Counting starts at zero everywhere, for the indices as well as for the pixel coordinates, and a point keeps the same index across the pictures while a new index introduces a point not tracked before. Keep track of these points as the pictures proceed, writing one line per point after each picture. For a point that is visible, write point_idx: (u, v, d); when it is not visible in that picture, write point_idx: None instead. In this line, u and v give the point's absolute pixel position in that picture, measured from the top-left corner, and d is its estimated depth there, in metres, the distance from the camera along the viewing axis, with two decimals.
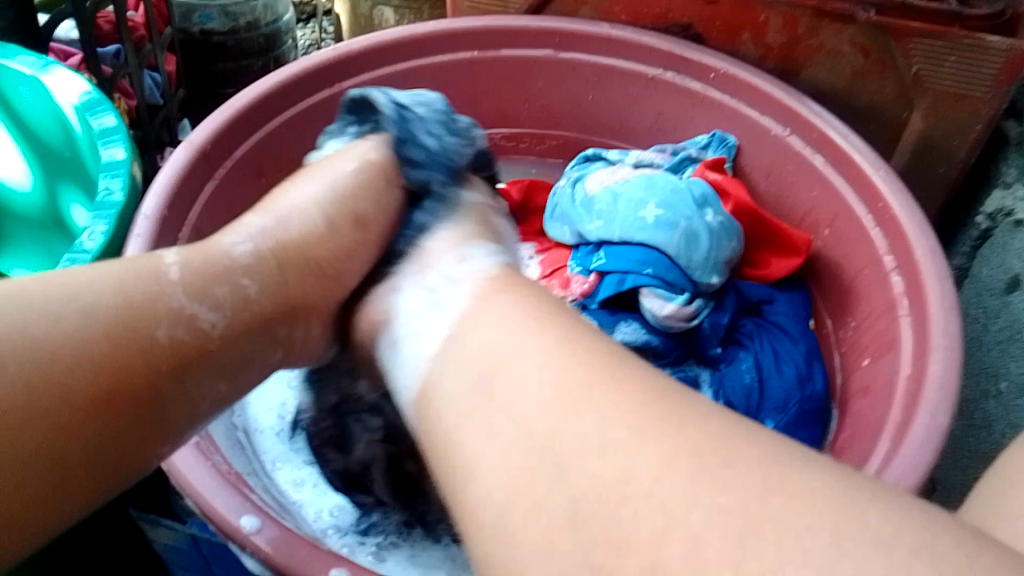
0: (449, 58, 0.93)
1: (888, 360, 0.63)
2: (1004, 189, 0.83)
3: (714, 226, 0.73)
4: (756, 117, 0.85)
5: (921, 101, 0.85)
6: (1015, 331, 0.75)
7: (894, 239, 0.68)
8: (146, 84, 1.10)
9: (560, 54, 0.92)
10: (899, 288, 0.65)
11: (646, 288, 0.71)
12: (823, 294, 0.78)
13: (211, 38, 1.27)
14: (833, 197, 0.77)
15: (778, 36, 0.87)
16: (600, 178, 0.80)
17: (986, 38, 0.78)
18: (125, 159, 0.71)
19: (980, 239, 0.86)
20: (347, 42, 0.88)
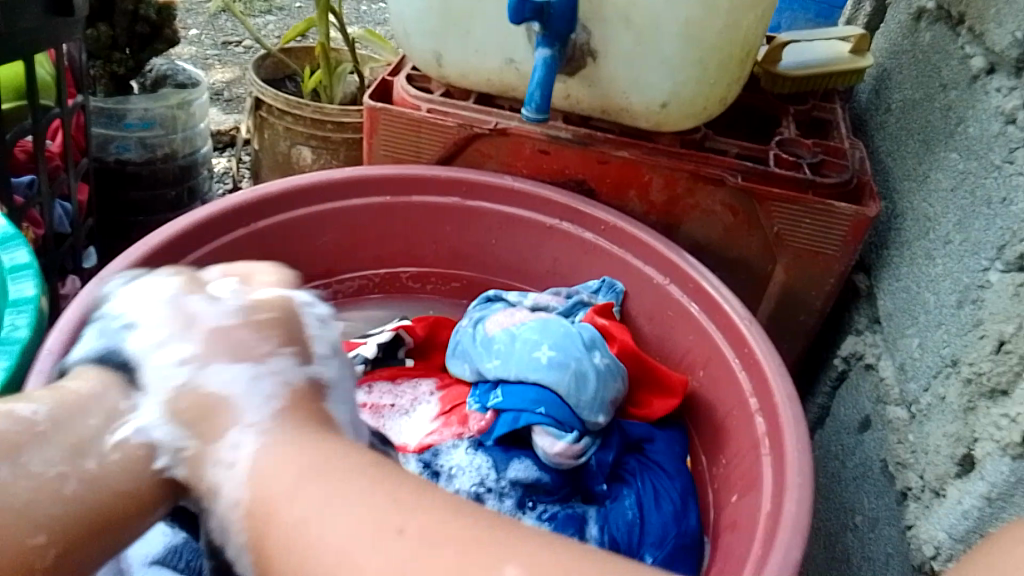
0: (363, 202, 0.99)
1: (752, 496, 0.69)
2: (856, 336, 0.94)
3: (601, 367, 0.79)
4: (640, 266, 0.94)
5: (783, 257, 0.95)
6: (867, 467, 0.82)
7: (758, 382, 0.75)
8: (56, 213, 1.12)
9: (467, 202, 1.00)
10: (762, 428, 0.72)
11: (539, 426, 0.76)
12: (699, 432, 0.85)
13: (125, 167, 1.31)
14: (707, 342, 0.85)
15: (660, 194, 0.98)
16: (499, 320, 0.86)
17: (834, 205, 0.90)
18: (34, 295, 0.74)
19: (837, 379, 0.96)
20: (265, 185, 0.94)
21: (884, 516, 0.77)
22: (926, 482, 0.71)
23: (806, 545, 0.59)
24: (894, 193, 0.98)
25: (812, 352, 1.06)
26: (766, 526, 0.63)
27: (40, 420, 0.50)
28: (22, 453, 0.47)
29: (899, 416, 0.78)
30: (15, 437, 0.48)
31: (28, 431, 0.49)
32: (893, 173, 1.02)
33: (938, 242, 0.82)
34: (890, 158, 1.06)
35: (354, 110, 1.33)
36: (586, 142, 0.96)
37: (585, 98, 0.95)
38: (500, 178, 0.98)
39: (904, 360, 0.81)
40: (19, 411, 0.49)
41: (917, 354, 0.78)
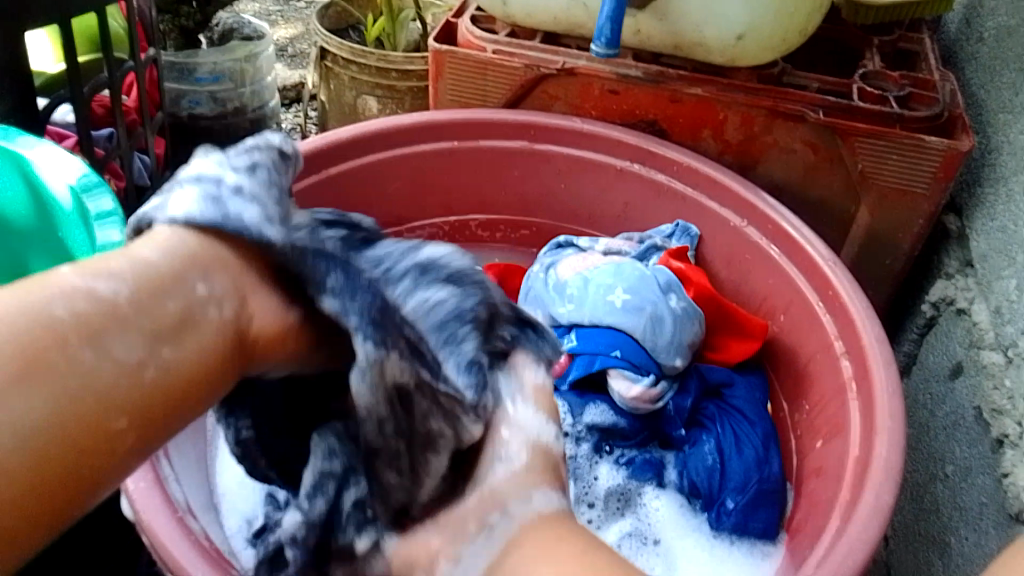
0: (431, 147, 0.98)
1: (838, 442, 0.67)
2: (947, 280, 0.90)
3: (678, 310, 0.77)
4: (716, 208, 0.90)
5: (868, 196, 0.91)
6: (959, 416, 0.79)
7: (843, 324, 0.72)
8: (135, 166, 1.14)
9: (536, 145, 0.98)
10: (848, 372, 0.70)
11: (615, 369, 0.75)
12: (780, 378, 0.83)
13: (199, 121, 1.32)
14: (788, 285, 0.82)
15: (736, 133, 0.94)
16: (572, 265, 0.84)
17: (924, 139, 0.85)
18: (118, 241, 0.76)
19: (926, 325, 0.92)
20: (335, 131, 0.94)
21: (978, 465, 0.74)
22: None
23: (899, 490, 0.57)
24: (989, 126, 0.92)
25: (898, 297, 1.02)
26: (856, 472, 0.61)
27: None
28: (103, 334, 0.38)
29: (996, 361, 0.74)
30: (92, 317, 0.38)
31: (109, 310, 0.39)
32: (989, 105, 0.95)
33: None
34: (985, 89, 0.99)
35: (418, 57, 1.32)
36: (658, 80, 0.92)
37: (655, 32, 0.91)
38: (569, 120, 0.95)
39: (1000, 304, 0.77)
40: (96, 290, 0.39)
41: (1014, 297, 0.74)
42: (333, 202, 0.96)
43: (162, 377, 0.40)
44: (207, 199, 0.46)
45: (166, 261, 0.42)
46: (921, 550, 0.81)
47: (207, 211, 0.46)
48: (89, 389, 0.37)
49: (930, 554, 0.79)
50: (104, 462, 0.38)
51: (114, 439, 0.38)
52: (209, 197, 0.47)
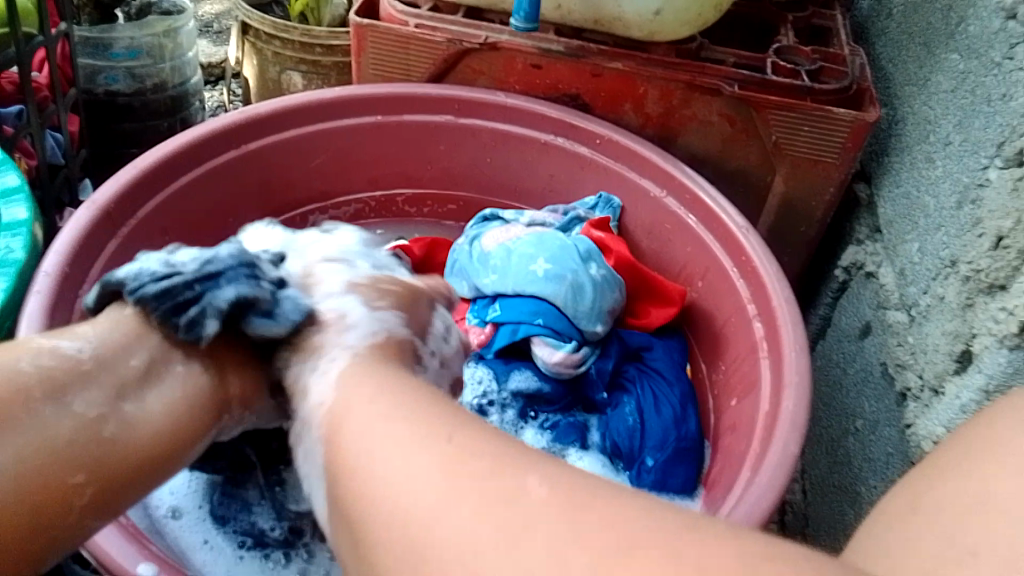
0: (355, 122, 0.97)
1: (750, 399, 0.70)
2: (857, 246, 0.94)
3: (598, 278, 0.79)
4: (638, 179, 0.92)
5: (782, 166, 0.94)
6: (868, 372, 0.83)
7: (755, 288, 0.75)
8: (47, 144, 1.10)
9: (461, 120, 0.98)
10: (760, 333, 0.72)
11: (537, 338, 0.76)
12: (699, 342, 0.85)
13: (116, 98, 1.28)
14: (705, 253, 0.84)
15: (657, 106, 0.96)
16: (495, 236, 0.85)
17: (833, 111, 0.88)
18: (26, 218, 0.73)
19: (838, 290, 0.96)
20: (254, 105, 0.92)
21: (884, 418, 0.78)
22: (926, 381, 0.71)
23: (804, 441, 0.60)
24: (895, 98, 0.96)
25: (813, 263, 1.06)
26: (764, 426, 0.63)
27: (86, 358, 0.51)
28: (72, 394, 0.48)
29: (899, 320, 0.78)
30: (59, 376, 0.48)
31: (74, 370, 0.49)
32: (895, 78, 0.99)
33: (939, 144, 0.81)
34: (891, 63, 1.03)
35: (344, 32, 1.30)
36: (579, 54, 0.93)
37: (576, 8, 0.93)
38: (493, 94, 0.96)
39: (904, 266, 0.80)
40: (63, 349, 0.50)
41: (916, 259, 0.78)
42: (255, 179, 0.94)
43: (121, 429, 0.49)
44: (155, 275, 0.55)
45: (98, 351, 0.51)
46: (835, 501, 0.85)
47: (154, 270, 0.55)
48: (52, 447, 0.45)
49: (842, 505, 0.83)
50: (64, 514, 0.45)
51: (74, 496, 0.46)
52: (151, 277, 0.55)
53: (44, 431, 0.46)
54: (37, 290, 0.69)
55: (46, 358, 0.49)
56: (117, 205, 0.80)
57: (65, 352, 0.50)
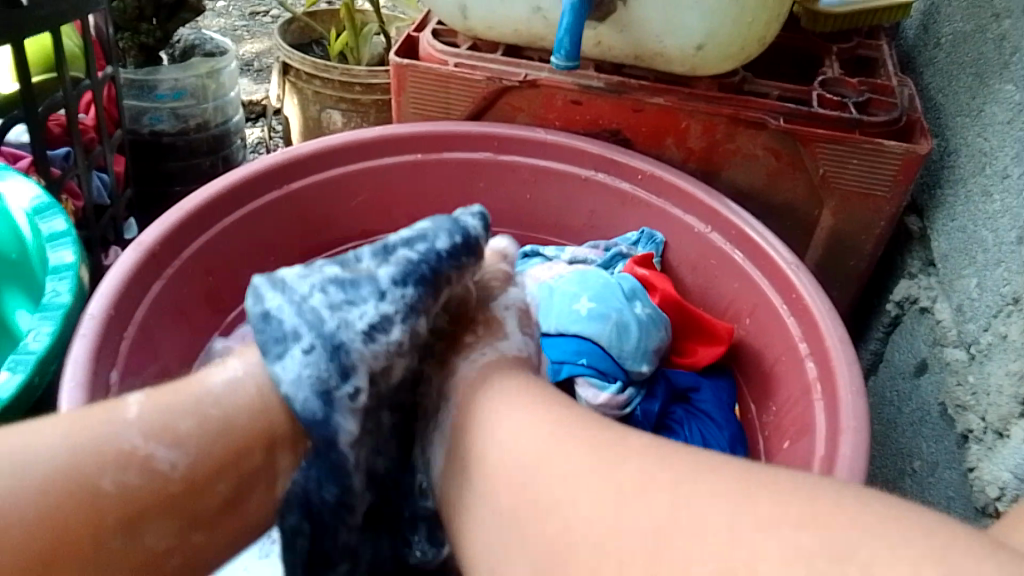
0: (395, 160, 0.97)
1: (804, 442, 0.67)
2: (910, 280, 0.91)
3: (643, 317, 0.77)
4: (681, 215, 0.91)
5: (830, 200, 0.92)
6: (924, 412, 0.80)
7: (807, 326, 0.73)
8: (94, 185, 1.12)
9: (500, 156, 0.98)
10: (813, 373, 0.70)
11: (583, 378, 0.75)
12: (747, 381, 0.83)
13: (160, 139, 1.30)
14: (753, 289, 0.82)
15: (699, 140, 0.94)
16: (537, 275, 0.84)
17: (883, 143, 0.86)
18: (73, 262, 0.74)
19: (890, 325, 0.93)
20: (297, 145, 0.93)
21: (944, 460, 0.74)
22: (988, 423, 0.68)
23: (864, 488, 0.57)
24: (947, 129, 0.94)
25: (862, 298, 1.03)
26: (820, 472, 0.61)
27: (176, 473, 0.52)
28: (140, 526, 0.51)
29: (958, 358, 0.75)
30: (142, 500, 0.51)
31: (157, 495, 0.52)
32: (944, 108, 0.97)
33: (996, 176, 0.78)
34: (941, 93, 1.01)
35: (383, 70, 1.31)
36: (620, 90, 0.93)
37: (616, 43, 0.92)
38: (533, 130, 0.95)
39: (961, 302, 0.78)
40: (155, 460, 0.52)
41: (975, 295, 0.75)
42: (297, 217, 0.95)
43: (181, 560, 0.54)
44: (315, 392, 0.56)
45: (190, 463, 0.53)
46: None
47: (312, 407, 0.56)
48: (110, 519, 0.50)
49: None
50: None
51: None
52: (311, 378, 0.56)
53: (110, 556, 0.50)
54: (82, 332, 0.69)
55: (132, 476, 0.51)
56: (162, 245, 0.80)
57: (158, 466, 0.52)
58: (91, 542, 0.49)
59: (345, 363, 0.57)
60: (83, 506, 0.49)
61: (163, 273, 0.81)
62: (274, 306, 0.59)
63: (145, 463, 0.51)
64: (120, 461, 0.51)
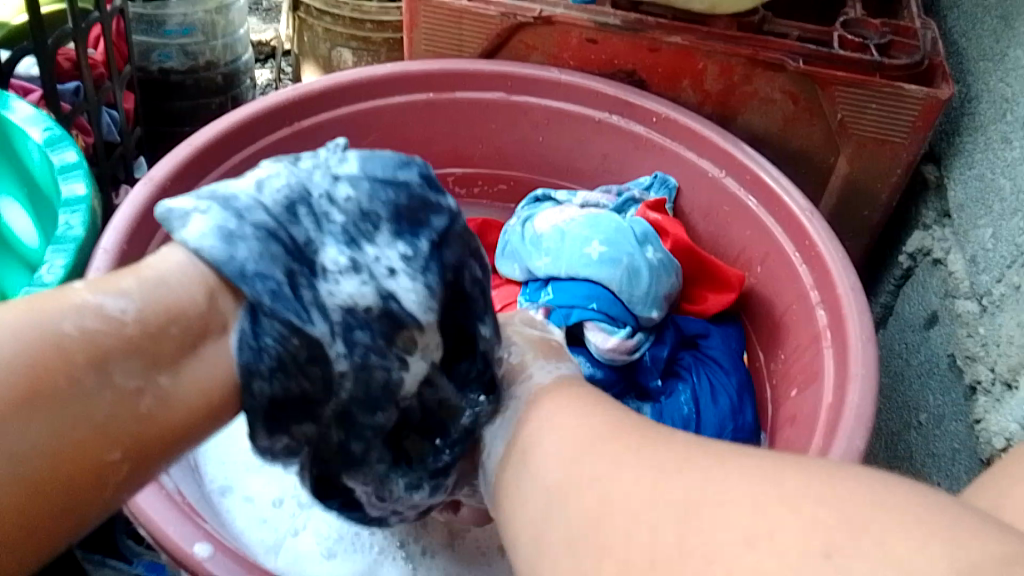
0: (406, 99, 0.96)
1: (812, 389, 0.68)
2: (924, 231, 0.90)
3: (655, 262, 0.77)
4: (695, 160, 0.90)
5: (847, 146, 0.90)
6: (933, 364, 0.80)
7: (819, 274, 0.73)
8: (103, 121, 1.11)
9: (512, 96, 0.96)
10: (823, 321, 0.70)
11: (591, 322, 0.75)
12: (757, 329, 0.83)
13: (169, 76, 1.29)
14: (765, 236, 0.81)
15: (716, 83, 0.93)
16: (548, 217, 0.83)
17: (904, 87, 0.84)
18: (86, 195, 0.74)
19: (902, 277, 0.93)
20: (306, 82, 0.91)
21: (951, 412, 0.75)
22: (998, 374, 0.68)
23: (871, 435, 0.57)
24: (969, 74, 0.91)
25: (875, 249, 1.02)
26: (828, 418, 0.61)
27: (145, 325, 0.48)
28: (109, 360, 0.43)
29: (970, 309, 0.75)
30: (102, 342, 0.43)
31: (132, 338, 0.46)
32: (968, 54, 0.94)
33: (1016, 124, 0.77)
34: (964, 38, 0.98)
35: (395, 7, 1.28)
36: (636, 28, 0.90)
37: None
38: (546, 70, 0.93)
39: (975, 253, 0.77)
40: (106, 309, 0.44)
41: (990, 245, 0.74)
42: (307, 156, 0.94)
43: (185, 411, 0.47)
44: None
45: (142, 312, 0.46)
46: None
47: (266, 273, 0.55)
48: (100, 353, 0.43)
49: None
50: (102, 490, 0.43)
51: (111, 466, 0.43)
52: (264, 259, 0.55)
53: (88, 405, 0.42)
54: (95, 267, 0.69)
55: (92, 320, 0.44)
56: (172, 181, 0.80)
57: (114, 310, 0.45)
58: (64, 381, 0.41)
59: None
60: (69, 342, 0.42)
61: None
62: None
63: (116, 316, 0.46)
64: (97, 305, 0.45)
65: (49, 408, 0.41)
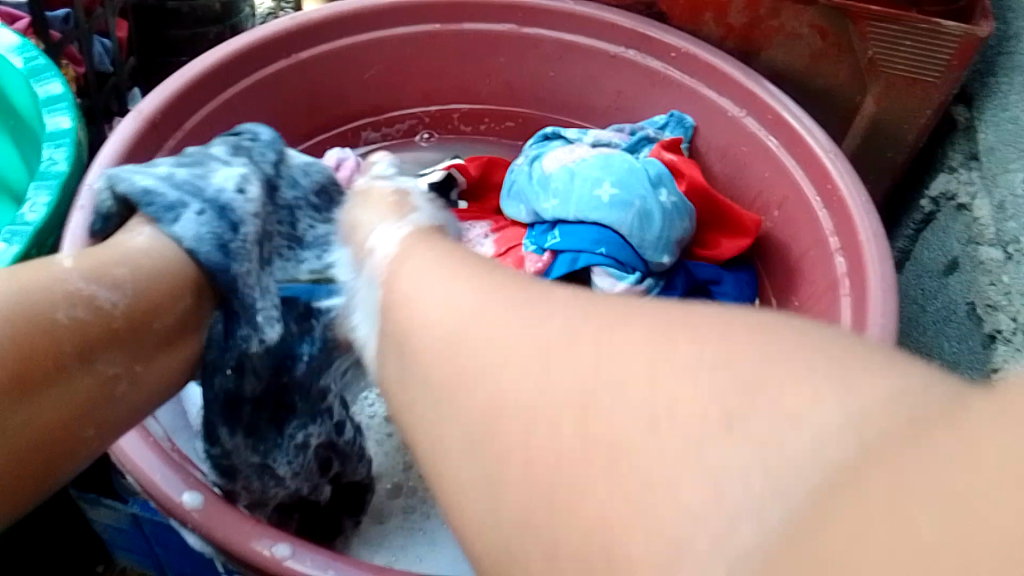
0: (411, 30, 0.91)
1: None
2: (950, 174, 0.85)
3: (668, 205, 0.74)
4: (712, 97, 0.85)
5: (875, 85, 0.85)
6: (951, 311, 0.77)
7: (839, 219, 0.69)
8: (95, 50, 1.07)
9: (524, 29, 0.92)
10: (842, 269, 0.67)
11: (599, 267, 0.72)
12: (771, 275, 0.80)
13: (165, 3, 1.24)
14: (784, 179, 0.77)
15: (740, 16, 0.88)
16: (557, 157, 0.80)
17: (939, 23, 0.78)
18: (71, 128, 0.70)
19: (923, 222, 0.89)
20: (306, 11, 0.86)
21: (966, 361, 0.72)
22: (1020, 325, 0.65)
23: None
24: (1008, 10, 0.86)
25: (897, 193, 0.98)
26: None
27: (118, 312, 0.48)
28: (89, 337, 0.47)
29: (994, 258, 0.71)
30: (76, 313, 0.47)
31: (105, 326, 0.47)
32: None
33: None
34: None
35: None
36: None
37: None
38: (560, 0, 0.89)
39: (1003, 199, 0.73)
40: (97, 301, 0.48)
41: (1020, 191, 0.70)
42: (305, 89, 0.90)
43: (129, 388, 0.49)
44: (216, 246, 0.54)
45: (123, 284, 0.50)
46: None
47: (215, 257, 0.54)
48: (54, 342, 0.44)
49: None
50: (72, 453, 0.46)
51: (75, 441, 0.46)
52: (215, 243, 0.55)
53: (61, 394, 0.44)
54: (83, 204, 0.67)
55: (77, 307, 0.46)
56: (163, 114, 0.76)
57: (100, 303, 0.48)
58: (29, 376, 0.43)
59: (238, 220, 0.56)
60: (38, 336, 0.44)
61: (165, 143, 0.78)
62: (145, 182, 0.56)
63: (89, 301, 0.47)
64: (68, 298, 0.46)
65: (23, 401, 0.42)
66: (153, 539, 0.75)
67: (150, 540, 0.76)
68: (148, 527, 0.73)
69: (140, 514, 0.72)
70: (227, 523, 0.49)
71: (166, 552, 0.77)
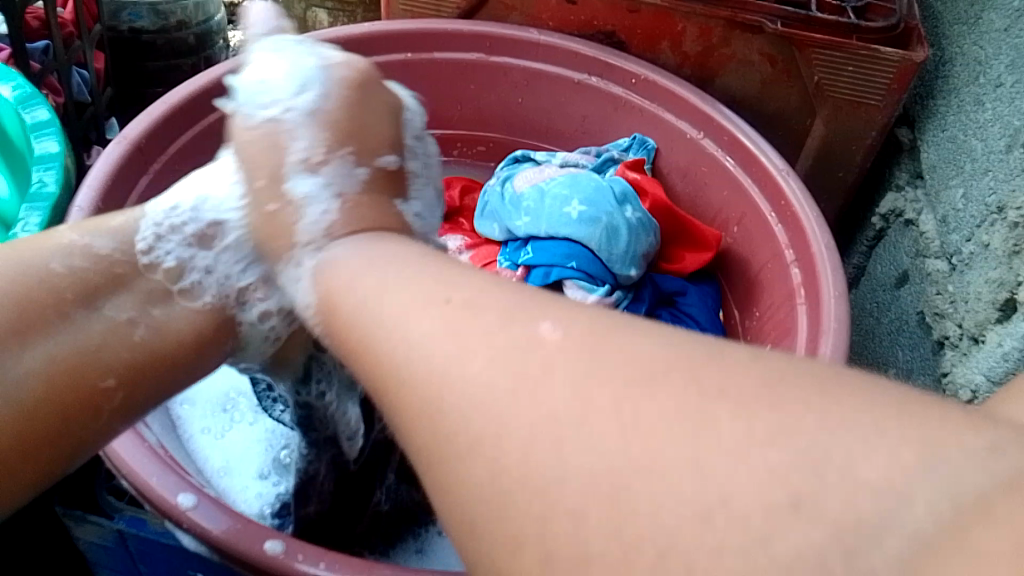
0: (384, 59, 0.95)
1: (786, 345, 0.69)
2: (897, 192, 0.91)
3: (634, 221, 0.78)
4: (673, 121, 0.90)
5: (823, 108, 0.91)
6: (902, 321, 0.82)
7: (793, 232, 0.74)
8: (73, 81, 1.09)
9: (491, 58, 0.96)
10: (797, 279, 0.71)
11: (571, 281, 0.75)
12: (732, 288, 0.84)
13: (140, 36, 1.27)
14: (742, 196, 0.82)
15: (695, 44, 0.93)
16: (527, 177, 0.85)
17: (879, 49, 0.85)
18: (58, 152, 0.73)
19: (875, 239, 0.94)
20: (283, 41, 0.90)
21: (919, 366, 0.77)
22: (965, 329, 0.70)
23: None
24: (944, 38, 0.92)
25: (850, 211, 1.04)
26: None
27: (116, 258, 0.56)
28: (99, 301, 0.54)
29: (939, 268, 0.76)
30: (94, 277, 0.54)
31: (108, 275, 0.55)
32: (942, 17, 0.94)
33: (990, 86, 0.77)
34: (939, 0, 0.97)
35: None
36: None
37: None
38: (525, 30, 0.93)
39: (946, 213, 0.78)
40: (93, 247, 0.56)
41: (961, 206, 0.75)
42: None
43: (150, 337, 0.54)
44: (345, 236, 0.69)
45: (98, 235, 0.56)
46: None
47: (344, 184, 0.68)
48: (80, 348, 0.51)
49: None
50: (96, 415, 0.50)
51: (103, 396, 0.51)
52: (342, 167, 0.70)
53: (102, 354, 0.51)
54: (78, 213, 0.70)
55: (78, 260, 0.54)
56: (147, 139, 0.79)
57: (98, 252, 0.56)
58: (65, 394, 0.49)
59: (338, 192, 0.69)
60: (67, 370, 0.50)
61: (149, 168, 0.80)
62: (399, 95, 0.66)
63: (86, 251, 0.55)
64: (62, 250, 0.54)
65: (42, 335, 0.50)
66: (138, 556, 0.77)
67: (133, 556, 0.78)
68: (133, 543, 0.75)
69: (125, 531, 0.74)
70: (224, 523, 0.52)
71: (150, 569, 0.79)
